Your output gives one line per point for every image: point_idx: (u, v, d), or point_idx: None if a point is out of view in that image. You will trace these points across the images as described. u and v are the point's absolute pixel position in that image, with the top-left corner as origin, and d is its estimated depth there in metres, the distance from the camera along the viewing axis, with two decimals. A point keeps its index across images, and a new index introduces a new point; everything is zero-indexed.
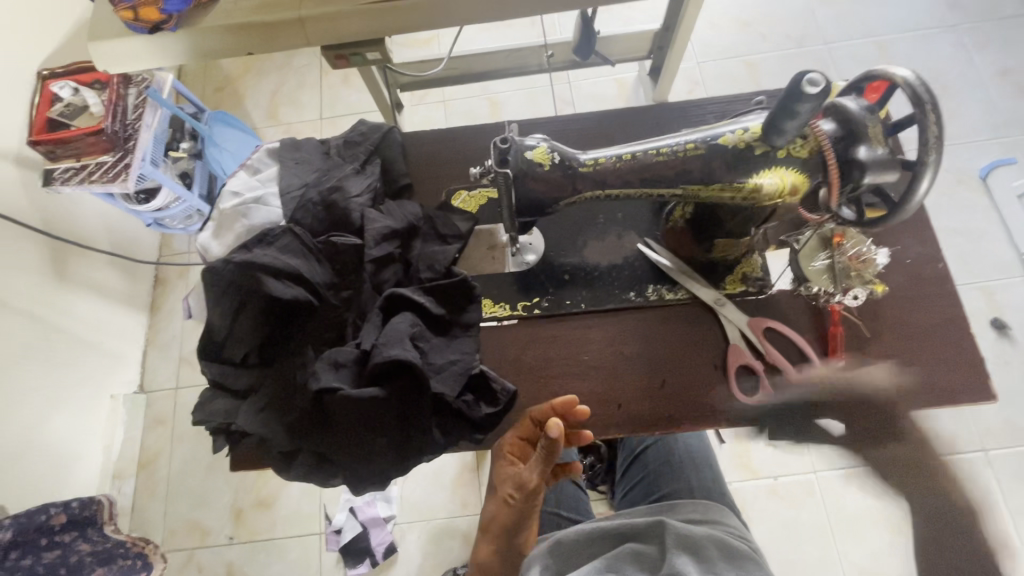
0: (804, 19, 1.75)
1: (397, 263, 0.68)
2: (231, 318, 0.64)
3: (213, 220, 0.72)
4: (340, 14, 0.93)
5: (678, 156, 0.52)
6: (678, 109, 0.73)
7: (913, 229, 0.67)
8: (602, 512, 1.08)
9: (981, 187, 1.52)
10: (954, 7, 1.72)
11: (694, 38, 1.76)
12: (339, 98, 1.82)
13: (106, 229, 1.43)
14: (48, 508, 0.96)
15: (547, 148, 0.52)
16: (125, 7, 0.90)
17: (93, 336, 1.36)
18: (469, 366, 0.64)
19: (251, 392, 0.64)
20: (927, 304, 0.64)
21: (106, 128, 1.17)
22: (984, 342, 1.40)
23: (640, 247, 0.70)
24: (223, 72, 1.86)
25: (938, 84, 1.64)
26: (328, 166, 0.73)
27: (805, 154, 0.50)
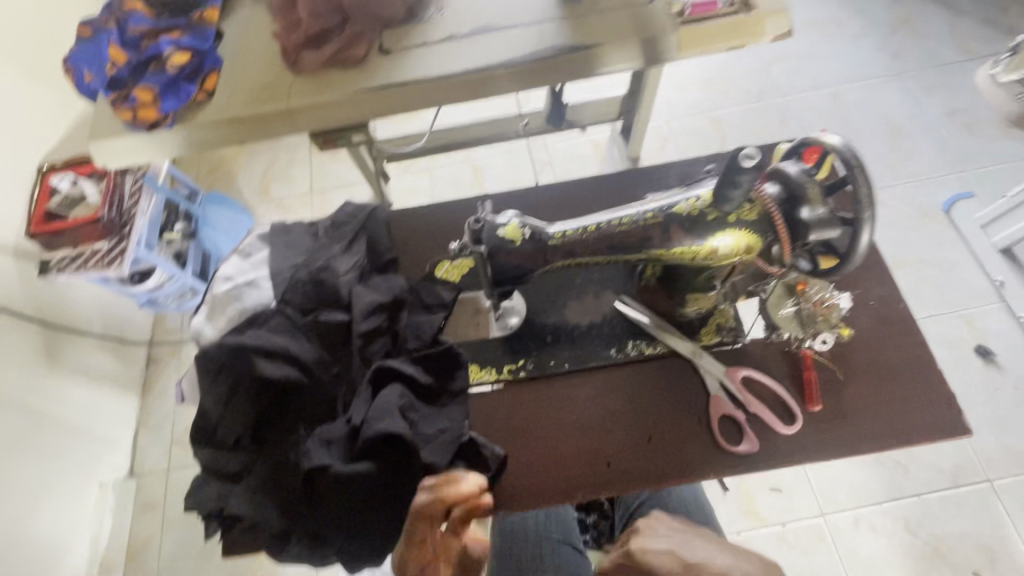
0: (760, 75, 1.88)
1: (385, 336, 0.70)
2: (223, 401, 0.65)
3: (206, 304, 0.74)
4: (326, 103, 1.00)
5: (639, 225, 0.57)
6: (643, 173, 0.78)
7: (871, 272, 0.71)
8: None
9: (946, 220, 1.59)
10: (897, 57, 1.86)
11: (660, 98, 1.88)
12: (329, 172, 1.91)
13: (99, 313, 1.46)
14: None
15: (518, 225, 0.56)
16: (126, 110, 1.00)
17: (83, 422, 1.35)
18: (459, 434, 0.65)
19: (244, 474, 0.64)
20: (895, 343, 0.67)
21: (102, 217, 1.23)
22: (972, 370, 1.42)
23: (617, 304, 0.73)
24: (217, 154, 1.95)
25: (892, 127, 1.75)
26: (317, 247, 0.77)
27: (752, 216, 0.54)
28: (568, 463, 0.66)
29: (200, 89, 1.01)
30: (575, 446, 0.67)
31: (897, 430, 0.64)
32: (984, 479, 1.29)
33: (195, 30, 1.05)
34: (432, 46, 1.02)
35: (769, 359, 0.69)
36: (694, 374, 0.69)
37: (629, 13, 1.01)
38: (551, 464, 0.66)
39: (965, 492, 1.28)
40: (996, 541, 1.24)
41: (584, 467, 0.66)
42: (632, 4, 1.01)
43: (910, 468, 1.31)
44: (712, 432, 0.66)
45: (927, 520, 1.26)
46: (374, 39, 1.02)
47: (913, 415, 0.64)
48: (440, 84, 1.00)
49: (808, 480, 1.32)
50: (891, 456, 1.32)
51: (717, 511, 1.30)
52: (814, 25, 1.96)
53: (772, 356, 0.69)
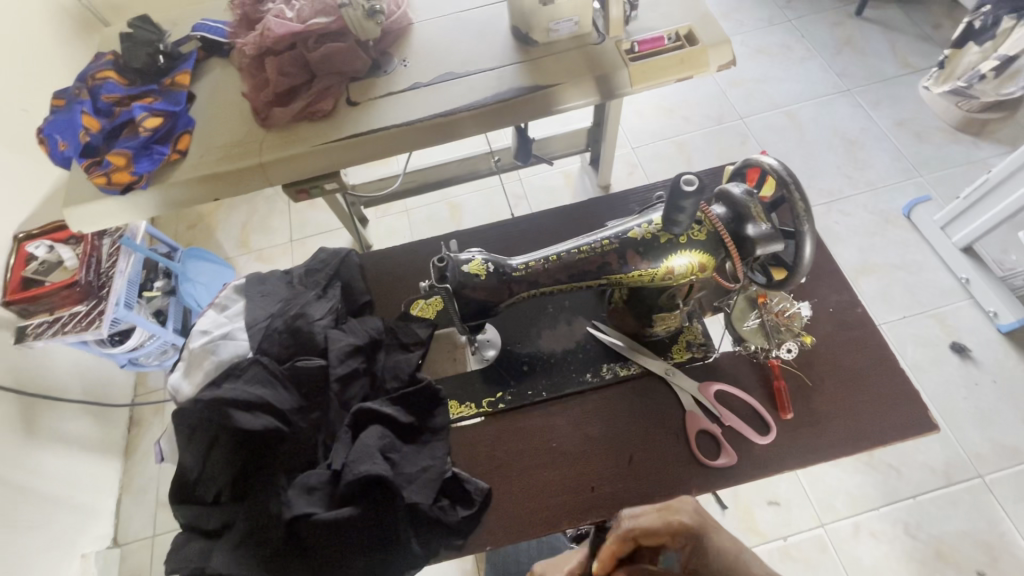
0: (718, 100, 1.98)
1: (363, 378, 0.71)
2: (202, 457, 0.65)
3: (184, 360, 0.74)
4: (298, 155, 1.03)
5: (597, 252, 0.59)
6: (604, 202, 0.81)
7: (828, 280, 0.74)
8: None
9: (908, 224, 1.66)
10: (844, 75, 1.97)
11: (626, 128, 1.96)
12: (308, 220, 1.93)
13: (79, 377, 1.44)
14: None
15: (481, 261, 0.59)
16: (99, 174, 1.01)
17: (63, 492, 1.32)
18: (442, 471, 0.66)
19: (225, 530, 0.63)
20: (857, 348, 0.70)
21: (80, 280, 1.23)
22: (950, 367, 1.45)
23: (589, 329, 0.75)
24: (196, 210, 1.97)
25: (846, 140, 1.83)
26: (292, 295, 0.78)
27: (703, 236, 0.57)
28: (553, 491, 0.67)
29: (173, 150, 1.04)
30: (558, 473, 0.67)
31: (868, 432, 0.65)
32: (975, 474, 1.30)
33: (168, 94, 1.08)
34: (397, 95, 1.07)
35: (741, 372, 0.71)
36: (669, 392, 0.70)
37: (583, 53, 1.07)
38: (535, 494, 0.67)
39: (958, 490, 1.29)
40: (995, 538, 1.24)
41: (569, 494, 0.66)
42: (585, 45, 1.08)
43: (902, 470, 1.32)
44: (690, 449, 0.67)
45: (925, 521, 1.26)
46: (341, 92, 1.06)
47: (880, 416, 0.66)
48: (407, 130, 1.04)
49: (804, 491, 1.32)
50: (882, 459, 1.33)
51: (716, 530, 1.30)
52: (764, 50, 2.07)
53: (745, 368, 0.71)
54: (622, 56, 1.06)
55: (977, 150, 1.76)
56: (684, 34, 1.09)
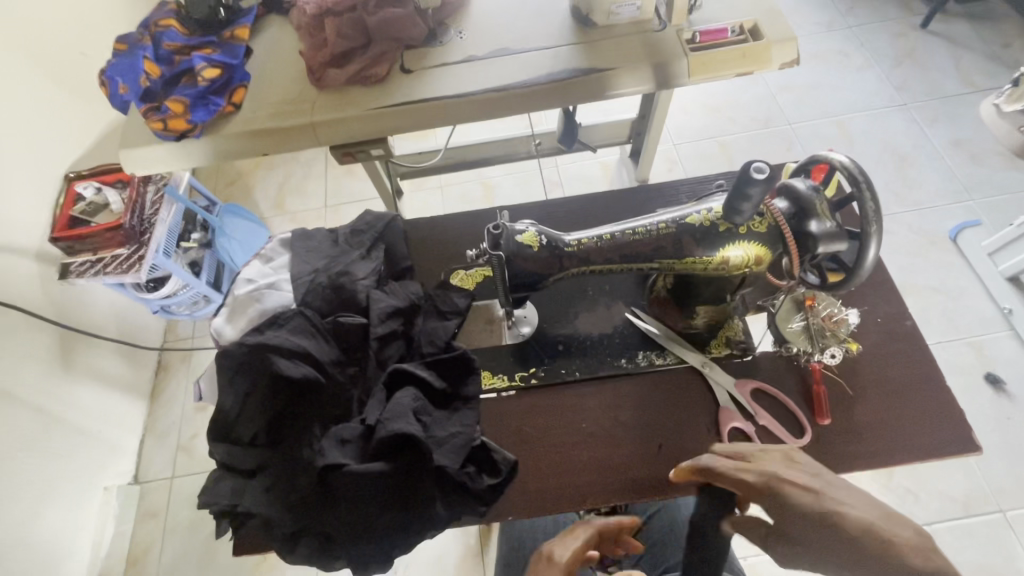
0: (767, 103, 1.93)
1: (400, 340, 0.72)
2: (242, 399, 0.67)
3: (228, 306, 0.76)
4: (347, 118, 1.04)
5: (652, 234, 0.59)
6: (653, 190, 0.80)
7: (877, 290, 0.72)
8: None
9: (953, 247, 1.60)
10: (901, 88, 1.90)
11: (669, 123, 1.93)
12: (343, 187, 1.95)
13: (114, 318, 1.49)
14: None
15: (534, 233, 0.58)
16: (156, 119, 1.03)
17: (92, 425, 1.37)
18: (471, 438, 0.66)
19: (257, 472, 0.65)
20: (901, 361, 0.68)
21: (124, 224, 1.26)
22: (982, 398, 1.41)
23: (628, 315, 0.74)
24: (235, 167, 2.01)
25: (897, 156, 1.77)
26: (336, 253, 0.79)
27: (763, 228, 0.56)
28: (581, 472, 0.67)
29: (228, 102, 1.05)
30: (587, 455, 0.68)
31: (904, 448, 0.64)
32: (997, 509, 1.27)
33: (227, 47, 1.10)
34: (450, 67, 1.06)
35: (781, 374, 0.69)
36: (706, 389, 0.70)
37: (642, 40, 1.05)
38: (563, 472, 0.67)
39: (978, 523, 1.26)
40: None
41: (597, 475, 0.66)
42: (644, 31, 1.06)
43: (920, 496, 1.29)
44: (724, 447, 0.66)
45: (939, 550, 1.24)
46: (395, 59, 1.07)
47: (920, 433, 0.64)
48: (458, 103, 1.04)
49: None
50: (901, 483, 1.31)
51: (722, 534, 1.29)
52: (820, 56, 2.01)
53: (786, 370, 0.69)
54: (682, 45, 1.04)
55: None
56: (748, 28, 1.06)
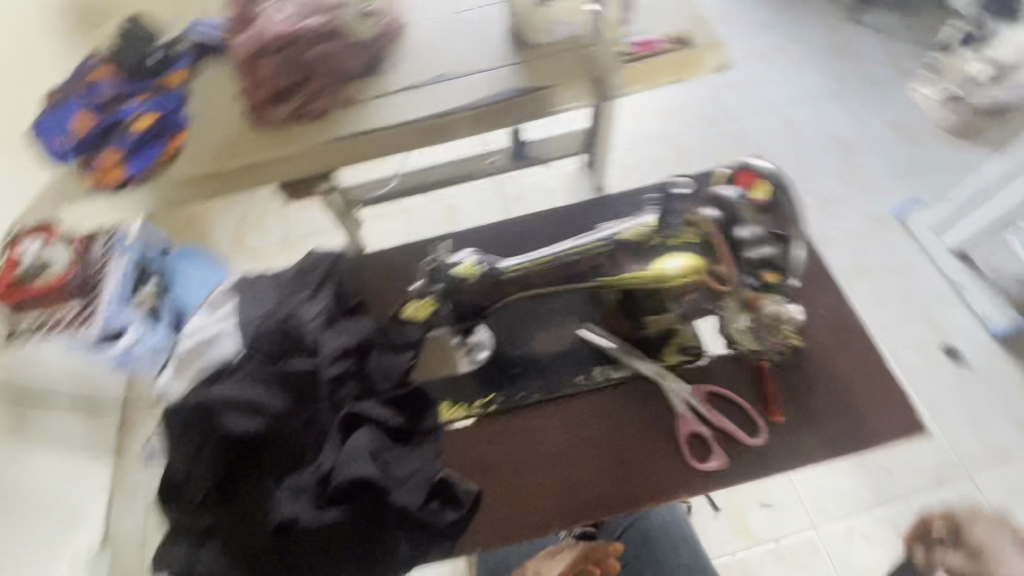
0: (714, 103, 1.98)
1: (354, 380, 0.70)
2: (189, 460, 0.64)
3: (174, 360, 0.75)
4: (294, 156, 1.04)
5: (590, 252, 0.60)
6: (597, 204, 0.81)
7: (819, 283, 0.74)
8: None
9: (901, 227, 1.66)
10: (837, 79, 1.98)
11: (622, 129, 1.96)
12: (302, 220, 1.93)
13: (70, 377, 1.43)
14: None
15: (472, 263, 0.58)
16: (91, 174, 1.02)
17: (52, 493, 1.31)
18: (431, 474, 0.65)
19: (212, 533, 0.63)
20: (847, 350, 0.70)
21: (71, 279, 1.32)
22: (942, 370, 1.45)
23: (581, 331, 0.74)
24: (189, 209, 1.96)
25: (841, 144, 1.84)
26: (282, 295, 0.77)
27: (697, 237, 0.59)
28: (546, 498, 0.66)
29: (165, 150, 1.04)
30: (551, 480, 0.67)
31: (852, 435, 0.66)
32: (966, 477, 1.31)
33: (161, 94, 1.08)
34: (391, 97, 1.06)
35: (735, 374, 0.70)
36: (665, 399, 0.70)
37: (578, 55, 1.07)
38: (529, 499, 0.66)
39: (949, 492, 1.30)
40: None
41: (563, 500, 0.66)
42: (580, 45, 1.07)
43: (894, 472, 1.32)
44: (685, 458, 0.67)
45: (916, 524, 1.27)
46: (336, 94, 1.06)
47: (869, 417, 0.67)
48: (401, 132, 1.04)
49: (797, 493, 1.32)
50: (874, 462, 1.34)
51: (709, 532, 1.30)
52: (759, 54, 2.08)
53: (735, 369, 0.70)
54: (618, 58, 1.06)
55: (968, 154, 1.78)
56: (680, 36, 1.09)
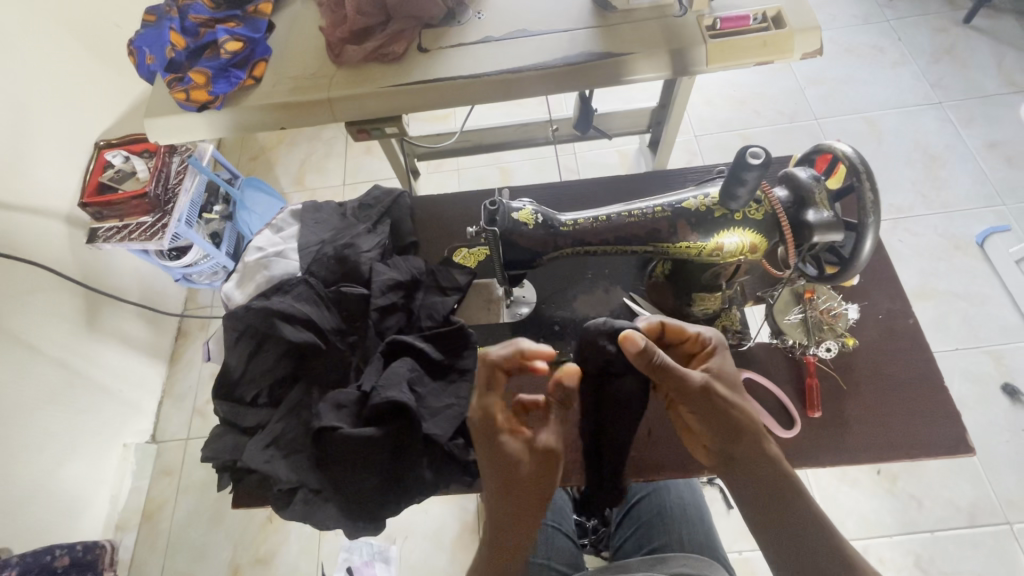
0: (794, 97, 1.87)
1: (400, 312, 0.74)
2: (245, 361, 0.70)
3: (238, 272, 0.80)
4: (363, 95, 1.05)
5: (648, 218, 0.59)
6: (660, 176, 0.81)
7: (880, 287, 0.72)
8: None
9: (980, 253, 1.55)
10: (936, 86, 1.83)
11: (691, 114, 1.88)
12: (362, 166, 1.97)
13: (137, 282, 1.54)
14: None
15: (531, 211, 0.60)
16: (179, 89, 1.05)
17: (114, 383, 1.43)
18: (463, 410, 0.68)
19: (259, 430, 0.68)
20: (899, 357, 0.68)
21: (149, 192, 1.30)
22: (997, 408, 1.37)
23: (626, 300, 0.75)
24: (259, 142, 2.04)
25: (927, 156, 1.72)
26: (343, 226, 0.81)
27: (759, 215, 0.56)
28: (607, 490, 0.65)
29: (248, 75, 1.06)
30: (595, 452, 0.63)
31: (897, 443, 0.63)
32: (1002, 520, 1.24)
33: (249, 21, 1.10)
34: (467, 47, 1.06)
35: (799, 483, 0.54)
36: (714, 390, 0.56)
37: (662, 26, 1.03)
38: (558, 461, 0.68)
39: (981, 532, 1.24)
40: None
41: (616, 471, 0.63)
42: (665, 16, 1.04)
43: (923, 502, 1.27)
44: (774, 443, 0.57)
45: (939, 558, 1.22)
46: (413, 37, 1.07)
47: (912, 432, 0.64)
48: (471, 83, 1.04)
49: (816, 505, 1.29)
50: (904, 488, 1.29)
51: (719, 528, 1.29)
52: (853, 50, 1.94)
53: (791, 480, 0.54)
54: (701, 31, 1.02)
55: None
56: (772, 15, 1.04)
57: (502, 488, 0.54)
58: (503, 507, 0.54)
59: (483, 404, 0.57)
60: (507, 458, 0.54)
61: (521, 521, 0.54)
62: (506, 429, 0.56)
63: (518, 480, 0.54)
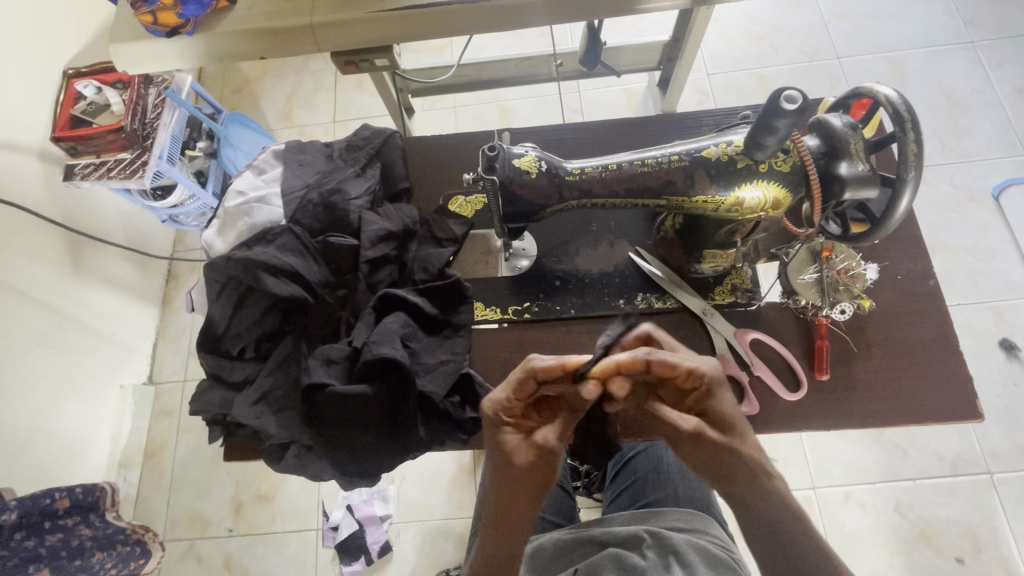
0: (817, 32, 1.74)
1: (392, 265, 0.70)
2: (229, 314, 0.67)
3: (219, 218, 0.75)
4: (350, 21, 0.92)
5: (662, 168, 0.54)
6: (675, 121, 0.74)
7: (901, 246, 0.68)
8: (634, 549, 0.65)
9: (994, 205, 1.50)
10: (970, 23, 1.70)
11: (706, 50, 1.75)
12: (353, 101, 1.85)
13: (122, 222, 1.47)
14: (80, 532, 0.98)
15: (534, 157, 0.55)
16: (144, 12, 0.90)
17: (106, 327, 1.40)
18: (459, 366, 0.66)
19: (247, 384, 0.66)
20: (914, 320, 0.65)
21: (125, 126, 1.21)
22: (992, 363, 1.37)
23: (632, 255, 0.70)
24: (242, 73, 1.90)
25: (951, 102, 1.62)
26: (329, 168, 0.75)
27: (786, 167, 0.51)
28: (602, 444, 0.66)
29: None
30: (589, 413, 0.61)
31: (903, 408, 0.62)
32: (984, 470, 1.27)
33: None
34: None
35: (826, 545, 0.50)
36: (706, 435, 0.53)
37: None
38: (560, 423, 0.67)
39: (964, 481, 1.27)
40: (984, 529, 1.23)
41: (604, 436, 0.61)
42: None
43: (909, 453, 1.29)
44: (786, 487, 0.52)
45: (920, 504, 1.25)
46: None
47: (919, 396, 0.62)
48: (470, 8, 0.91)
49: (805, 453, 1.31)
50: (892, 439, 1.31)
51: None
52: None
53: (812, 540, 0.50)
54: None
55: None
56: None
57: (499, 483, 0.53)
58: (494, 499, 0.54)
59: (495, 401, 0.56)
60: (501, 448, 0.54)
61: (508, 515, 0.53)
62: (506, 421, 0.55)
63: (510, 473, 0.53)
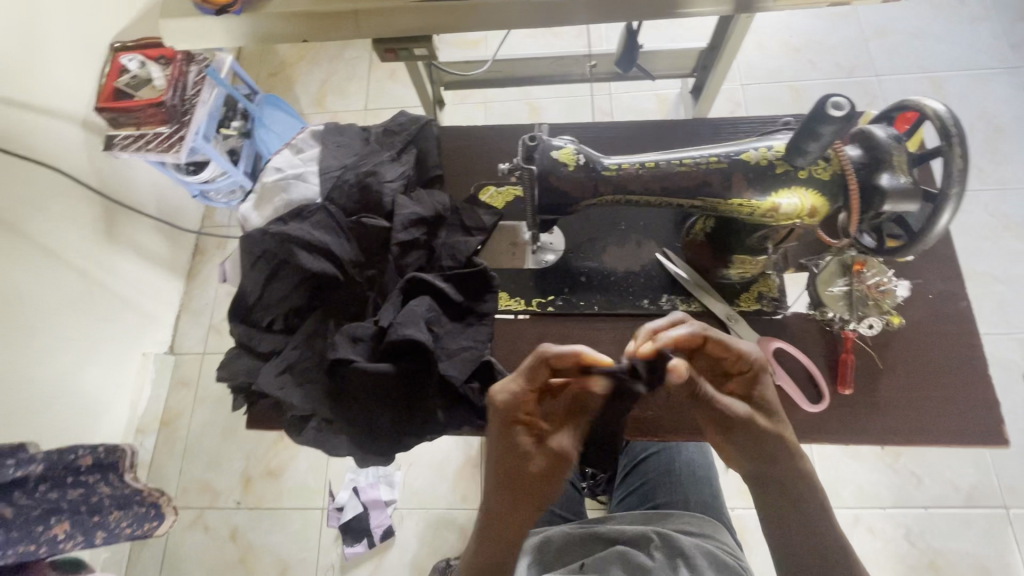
0: (856, 49, 1.71)
1: (421, 250, 0.71)
2: (262, 285, 0.68)
3: (256, 192, 0.77)
4: (393, 10, 0.93)
5: (700, 168, 0.54)
6: (711, 126, 0.74)
7: (935, 266, 0.67)
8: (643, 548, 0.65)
9: None
10: (1017, 48, 1.66)
11: (742, 60, 1.74)
12: (385, 91, 1.87)
13: (155, 195, 1.51)
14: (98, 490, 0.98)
15: (572, 150, 0.55)
16: None
17: (133, 295, 1.43)
18: (480, 354, 0.67)
19: (274, 355, 0.68)
20: (943, 341, 0.64)
21: (166, 101, 1.25)
22: (1016, 395, 1.33)
23: (658, 256, 0.71)
24: (280, 57, 1.94)
25: (990, 127, 1.58)
26: (366, 152, 0.77)
27: (827, 175, 0.51)
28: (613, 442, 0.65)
29: None
30: None
31: (926, 428, 0.61)
32: (1000, 504, 1.24)
33: None
34: None
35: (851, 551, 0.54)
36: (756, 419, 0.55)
37: None
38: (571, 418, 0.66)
39: (979, 513, 1.24)
40: (995, 564, 1.20)
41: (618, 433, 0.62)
42: None
43: (923, 480, 1.27)
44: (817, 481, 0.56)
45: (930, 533, 1.23)
46: None
47: (943, 418, 0.61)
48: (511, 4, 0.92)
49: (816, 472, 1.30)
50: (906, 465, 1.28)
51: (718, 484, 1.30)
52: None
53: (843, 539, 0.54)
54: None
55: None
56: None
57: (504, 481, 0.54)
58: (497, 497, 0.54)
59: (508, 393, 0.55)
60: (515, 447, 0.54)
61: (518, 514, 0.54)
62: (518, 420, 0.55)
63: (518, 473, 0.54)
